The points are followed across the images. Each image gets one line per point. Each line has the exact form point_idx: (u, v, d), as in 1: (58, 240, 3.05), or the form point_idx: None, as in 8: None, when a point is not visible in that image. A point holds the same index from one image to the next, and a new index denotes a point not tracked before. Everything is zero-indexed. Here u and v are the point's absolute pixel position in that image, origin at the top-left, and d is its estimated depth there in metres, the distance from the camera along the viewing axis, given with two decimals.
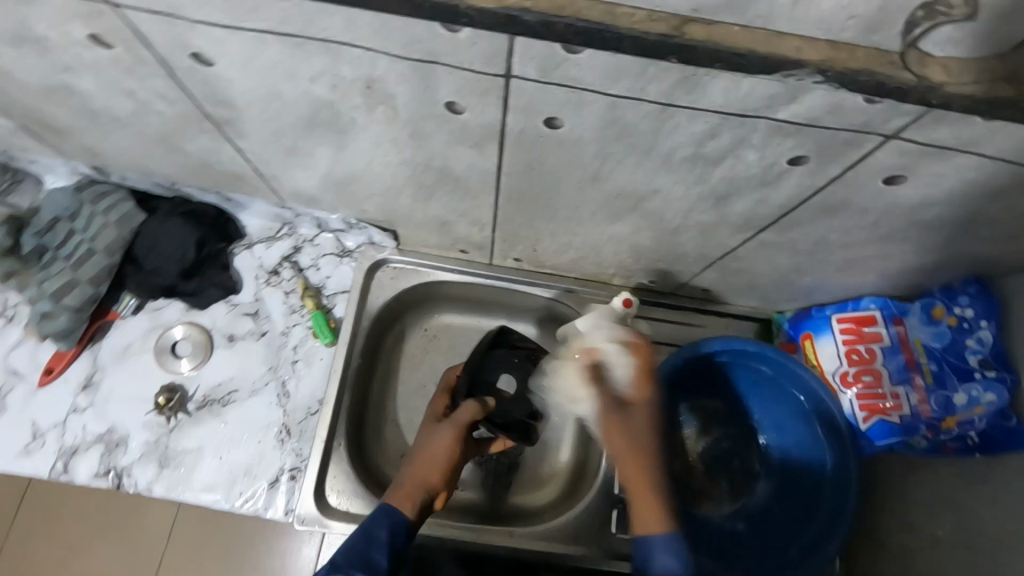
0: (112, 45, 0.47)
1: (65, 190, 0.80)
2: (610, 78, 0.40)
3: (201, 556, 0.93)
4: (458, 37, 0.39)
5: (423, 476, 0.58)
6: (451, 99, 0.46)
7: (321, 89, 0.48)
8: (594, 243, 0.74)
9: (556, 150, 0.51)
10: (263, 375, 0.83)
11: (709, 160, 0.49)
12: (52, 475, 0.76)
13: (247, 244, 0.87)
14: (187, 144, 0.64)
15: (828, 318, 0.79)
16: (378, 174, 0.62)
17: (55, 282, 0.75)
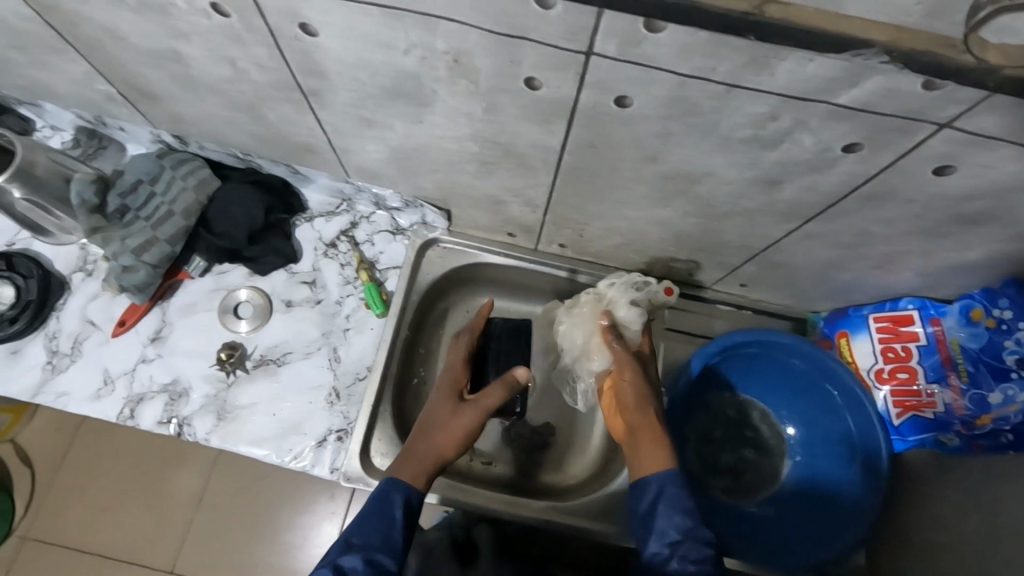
0: (228, 14, 0.52)
1: (148, 156, 0.86)
2: (684, 57, 0.44)
3: (226, 525, 1.28)
4: (549, 13, 0.43)
5: (432, 452, 0.65)
6: (530, 74, 0.50)
7: (410, 61, 0.52)
8: (641, 228, 0.77)
9: (621, 128, 0.54)
10: (316, 340, 0.87)
11: (766, 143, 0.52)
12: (120, 420, 0.82)
13: (308, 217, 0.92)
14: (271, 115, 0.70)
15: (864, 317, 0.82)
16: (446, 148, 0.66)
17: (137, 238, 0.81)
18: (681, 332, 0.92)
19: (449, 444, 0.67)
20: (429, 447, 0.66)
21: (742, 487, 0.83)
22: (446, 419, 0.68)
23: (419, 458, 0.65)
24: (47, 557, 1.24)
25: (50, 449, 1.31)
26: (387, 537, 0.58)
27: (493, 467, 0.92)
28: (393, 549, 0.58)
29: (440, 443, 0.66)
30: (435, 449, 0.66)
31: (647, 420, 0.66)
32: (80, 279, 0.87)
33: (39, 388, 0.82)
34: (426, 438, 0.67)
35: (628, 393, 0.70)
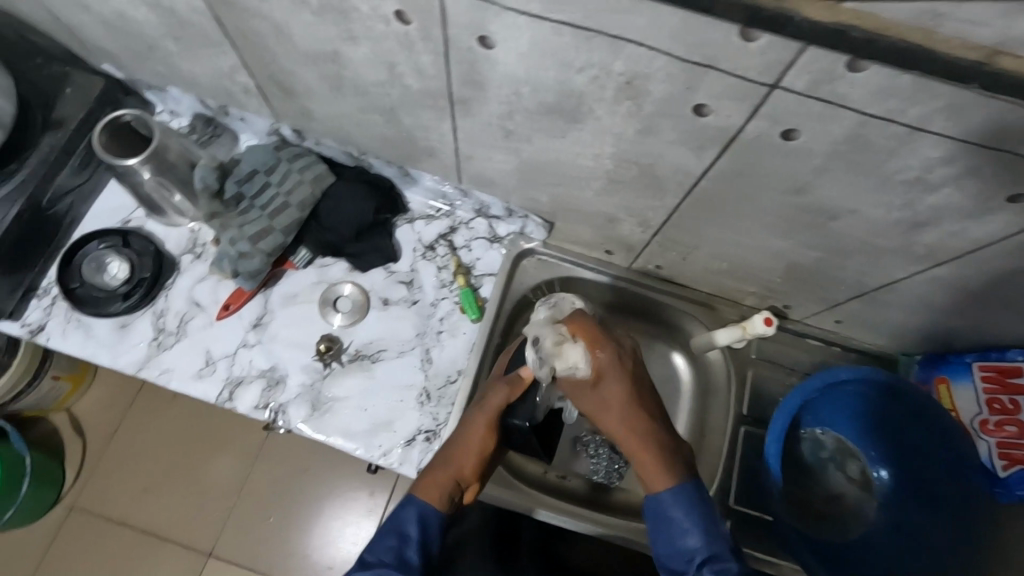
0: (410, 22, 0.54)
1: (265, 148, 0.88)
2: (875, 98, 0.44)
3: (261, 505, 1.35)
4: (749, 45, 0.44)
5: (449, 475, 0.70)
6: (703, 102, 0.51)
7: (580, 80, 0.54)
8: (752, 256, 0.77)
9: (778, 159, 0.55)
10: (411, 340, 0.89)
11: (927, 186, 0.53)
12: (219, 401, 0.84)
13: (409, 218, 0.94)
14: (406, 118, 0.72)
15: (968, 365, 0.80)
16: (580, 163, 0.68)
17: (254, 226, 0.83)
18: (769, 363, 0.92)
19: (467, 462, 0.71)
20: (448, 468, 0.71)
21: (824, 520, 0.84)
22: (469, 434, 0.73)
23: (439, 479, 0.69)
24: (93, 529, 1.32)
25: (101, 425, 1.38)
26: (401, 556, 0.62)
27: (567, 482, 0.94)
28: (404, 564, 0.61)
29: (460, 462, 0.71)
30: (454, 468, 0.70)
31: (646, 434, 0.65)
32: (188, 262, 0.89)
33: (144, 364, 0.84)
34: (442, 461, 0.71)
35: (614, 401, 0.67)
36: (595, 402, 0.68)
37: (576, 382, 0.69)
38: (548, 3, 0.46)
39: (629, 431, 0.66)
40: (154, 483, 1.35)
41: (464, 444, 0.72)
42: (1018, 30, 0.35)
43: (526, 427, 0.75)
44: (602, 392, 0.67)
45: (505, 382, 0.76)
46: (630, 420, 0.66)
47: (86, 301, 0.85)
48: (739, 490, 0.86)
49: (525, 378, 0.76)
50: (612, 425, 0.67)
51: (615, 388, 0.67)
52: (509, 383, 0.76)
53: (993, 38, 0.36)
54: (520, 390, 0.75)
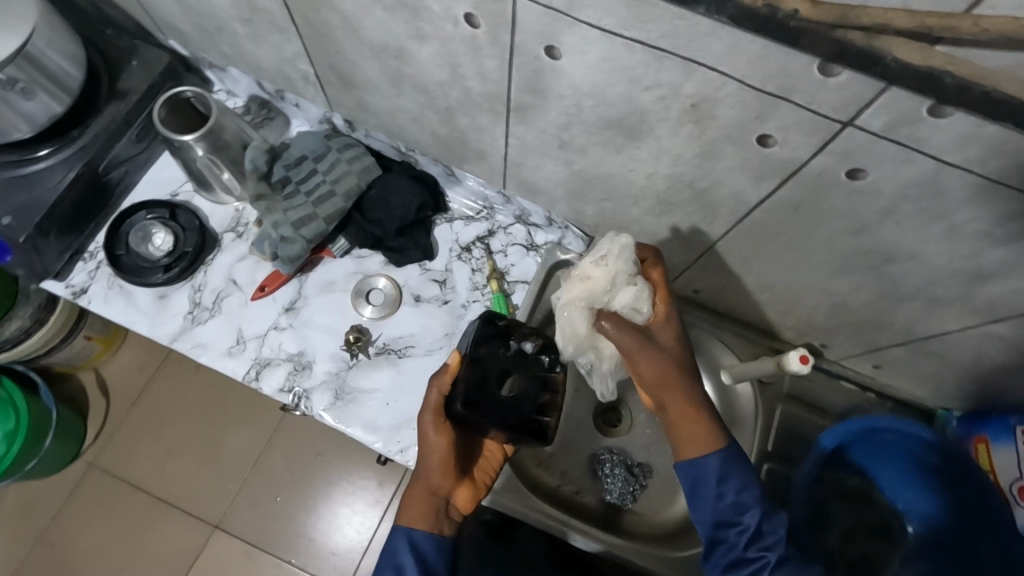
0: (480, 25, 0.53)
1: (316, 135, 0.89)
2: (956, 146, 0.43)
3: (272, 483, 1.36)
4: (828, 80, 0.42)
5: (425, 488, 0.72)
6: (769, 132, 0.50)
7: (646, 98, 0.53)
8: (797, 292, 0.75)
9: (840, 197, 0.54)
10: (439, 339, 0.89)
11: (998, 240, 0.50)
12: (245, 380, 0.85)
13: (448, 218, 0.94)
14: (462, 120, 0.71)
15: (1010, 426, 0.77)
16: (632, 180, 0.67)
17: (297, 213, 0.83)
18: (800, 401, 0.90)
19: (432, 471, 0.72)
20: (422, 482, 0.73)
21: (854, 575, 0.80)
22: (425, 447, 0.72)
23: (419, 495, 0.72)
24: (108, 489, 1.35)
25: (126, 389, 1.41)
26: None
27: (581, 497, 0.93)
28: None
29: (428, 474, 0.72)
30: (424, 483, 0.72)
31: (694, 392, 0.62)
32: (230, 240, 0.91)
33: (178, 336, 0.86)
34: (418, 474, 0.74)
35: (669, 349, 0.63)
36: (654, 349, 0.62)
37: (632, 326, 0.63)
38: (625, 20, 0.45)
39: (678, 384, 0.62)
40: (170, 450, 1.38)
41: (428, 455, 0.72)
42: None
43: (471, 415, 0.69)
44: (660, 339, 0.63)
45: (435, 380, 0.72)
46: (680, 375, 0.62)
47: (129, 269, 0.86)
48: None
49: (452, 366, 0.70)
50: (662, 378, 0.62)
51: (670, 338, 0.64)
52: (437, 375, 0.71)
53: None
54: (448, 382, 0.70)
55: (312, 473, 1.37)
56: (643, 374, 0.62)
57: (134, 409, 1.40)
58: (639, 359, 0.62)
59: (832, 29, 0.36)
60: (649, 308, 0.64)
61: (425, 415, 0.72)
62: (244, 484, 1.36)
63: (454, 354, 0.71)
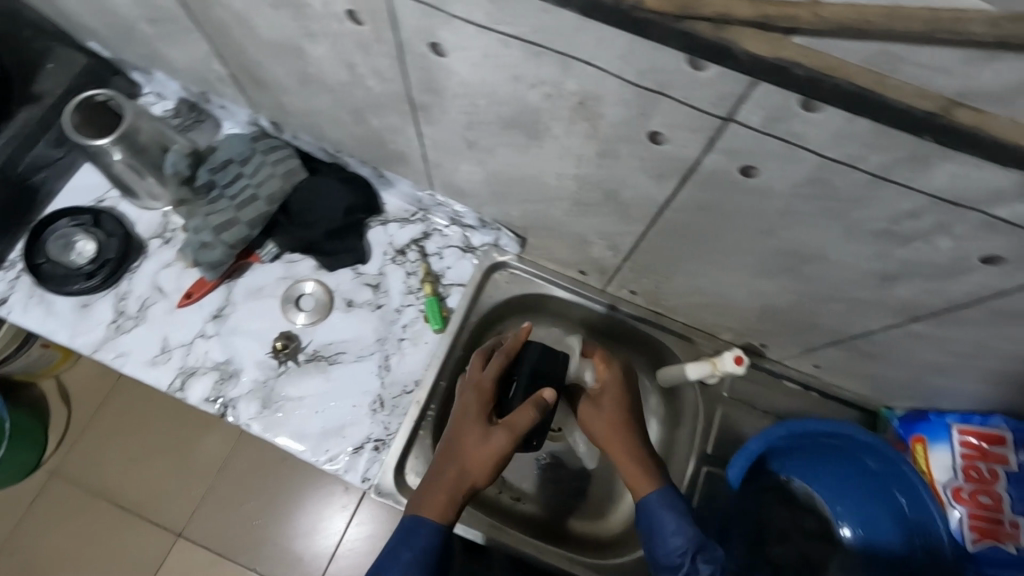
0: (363, 22, 0.52)
1: (243, 138, 0.87)
2: (834, 141, 0.41)
3: (244, 490, 1.27)
4: (698, 74, 0.40)
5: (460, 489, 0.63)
6: (657, 130, 0.48)
7: (535, 96, 0.51)
8: (725, 293, 0.74)
9: (739, 197, 0.52)
10: (371, 345, 0.87)
11: (896, 239, 0.49)
12: (169, 390, 0.83)
13: (383, 220, 0.92)
14: (375, 120, 0.69)
15: (947, 426, 0.75)
16: (546, 180, 0.65)
17: (219, 217, 0.82)
18: (744, 403, 0.88)
19: (481, 474, 0.63)
20: (460, 482, 0.63)
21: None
22: (487, 455, 0.63)
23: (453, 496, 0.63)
24: (69, 497, 1.27)
25: (92, 393, 1.34)
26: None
27: (521, 504, 0.91)
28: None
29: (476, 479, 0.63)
30: (467, 484, 0.63)
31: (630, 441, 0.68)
32: (156, 246, 0.88)
33: (101, 345, 0.83)
34: (453, 472, 0.64)
35: (612, 413, 0.72)
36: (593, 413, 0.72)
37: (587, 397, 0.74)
38: (494, 15, 0.43)
39: (623, 442, 0.68)
40: (137, 454, 1.29)
41: (479, 460, 0.63)
42: (980, 78, 0.32)
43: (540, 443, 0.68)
44: (605, 405, 0.72)
45: (530, 401, 0.65)
46: (615, 430, 0.70)
47: (49, 278, 0.84)
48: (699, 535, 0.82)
49: (553, 399, 0.65)
50: (610, 434, 0.70)
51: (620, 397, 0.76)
52: (536, 402, 0.64)
53: (954, 86, 0.33)
54: (541, 410, 0.64)
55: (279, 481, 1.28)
56: (594, 433, 0.72)
57: (98, 412, 1.32)
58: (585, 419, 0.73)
59: (677, 21, 0.34)
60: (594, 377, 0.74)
61: (498, 430, 0.64)
62: (213, 489, 1.28)
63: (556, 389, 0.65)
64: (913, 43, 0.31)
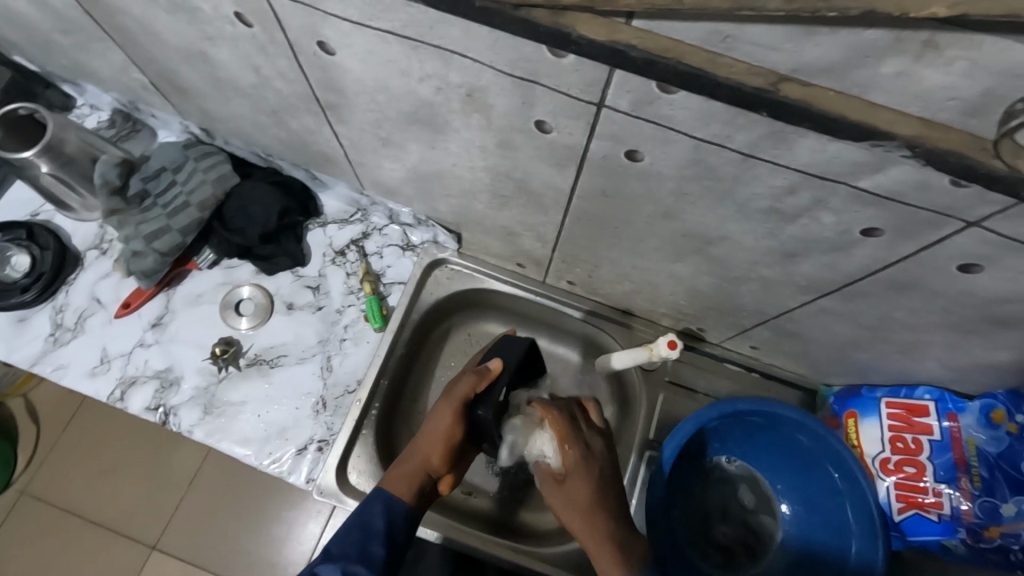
0: (253, 24, 0.52)
1: (176, 145, 0.88)
2: (699, 121, 0.42)
3: (215, 501, 1.27)
4: (561, 62, 0.41)
5: (418, 467, 0.66)
6: (542, 118, 0.49)
7: (426, 90, 0.52)
8: (651, 279, 0.75)
9: (634, 181, 0.53)
10: (313, 346, 0.87)
11: (785, 216, 0.50)
12: (109, 401, 0.82)
13: (322, 222, 0.92)
14: (293, 121, 0.70)
15: (876, 400, 0.76)
16: (461, 173, 0.66)
17: (152, 225, 0.82)
18: (685, 387, 0.89)
19: (434, 452, 0.66)
20: (416, 460, 0.66)
21: (734, 559, 0.80)
22: (433, 425, 0.67)
23: (406, 470, 0.65)
24: (39, 514, 1.26)
25: (61, 409, 1.33)
26: (364, 549, 0.58)
27: (474, 498, 0.91)
28: (367, 560, 0.58)
29: (426, 450, 0.66)
30: (419, 459, 0.66)
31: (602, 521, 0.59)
32: (94, 257, 0.89)
33: (39, 359, 0.83)
34: (411, 451, 0.67)
35: (577, 498, 0.61)
36: (560, 498, 0.62)
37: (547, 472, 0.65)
38: (366, 11, 0.44)
39: (587, 521, 0.59)
40: (108, 465, 1.28)
41: (432, 435, 0.67)
42: (804, 54, 0.33)
43: (492, 420, 0.66)
44: (568, 487, 0.62)
45: (479, 373, 0.69)
46: (586, 518, 0.59)
47: None
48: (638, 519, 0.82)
49: (495, 368, 0.69)
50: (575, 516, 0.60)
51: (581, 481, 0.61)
52: (478, 374, 0.68)
53: (784, 62, 0.34)
54: (485, 383, 0.67)
55: (250, 490, 1.28)
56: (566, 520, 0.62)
57: (68, 425, 1.32)
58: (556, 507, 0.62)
59: (515, 9, 0.35)
60: (556, 453, 0.65)
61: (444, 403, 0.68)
62: (183, 498, 1.27)
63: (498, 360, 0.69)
64: (737, 22, 0.32)
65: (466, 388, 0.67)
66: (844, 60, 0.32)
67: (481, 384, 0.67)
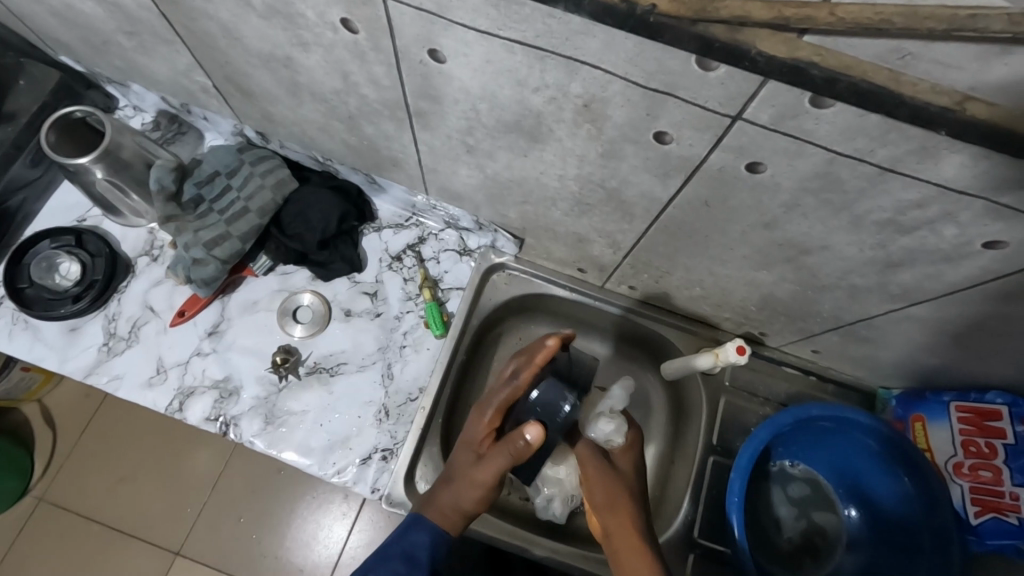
0: (358, 31, 0.50)
1: (229, 149, 0.85)
2: (843, 135, 0.41)
3: (241, 506, 1.24)
4: (708, 75, 0.40)
5: (458, 510, 0.63)
6: (663, 129, 0.48)
7: (538, 100, 0.50)
8: (726, 286, 0.74)
9: (745, 192, 0.52)
10: (372, 353, 0.86)
11: (901, 228, 0.50)
12: (167, 412, 0.80)
13: (377, 227, 0.91)
14: (369, 128, 0.68)
15: (945, 404, 0.77)
16: (547, 183, 0.65)
17: (209, 233, 0.80)
18: (745, 391, 0.88)
19: (472, 504, 0.63)
20: (452, 504, 0.63)
21: (816, 552, 0.81)
22: (471, 480, 0.62)
23: (445, 511, 0.63)
24: (64, 523, 1.23)
25: (80, 414, 1.29)
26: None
27: (532, 504, 0.86)
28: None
29: (460, 498, 0.63)
30: (460, 505, 0.63)
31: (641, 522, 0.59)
32: (145, 264, 0.87)
33: (94, 369, 0.81)
34: (450, 493, 0.63)
35: (625, 476, 0.62)
36: (603, 476, 0.62)
37: (594, 450, 0.64)
38: (497, 20, 0.43)
39: (628, 511, 0.59)
40: (133, 471, 1.25)
41: (467, 492, 0.62)
42: (988, 73, 0.32)
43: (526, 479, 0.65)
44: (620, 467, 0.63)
45: (514, 449, 0.60)
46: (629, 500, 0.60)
47: (34, 302, 0.82)
48: (704, 522, 0.82)
49: (534, 445, 0.59)
50: (611, 503, 0.60)
51: (629, 463, 0.64)
52: (514, 451, 0.60)
53: (964, 81, 0.33)
54: (524, 457, 0.60)
55: (275, 494, 1.25)
56: (595, 497, 0.61)
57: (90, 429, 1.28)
58: (589, 474, 0.63)
59: (693, 24, 0.34)
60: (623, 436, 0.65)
61: (484, 466, 0.62)
62: (209, 502, 1.24)
63: (538, 435, 0.58)
64: (927, 40, 0.31)
65: (501, 462, 0.61)
66: None
67: (520, 457, 0.60)
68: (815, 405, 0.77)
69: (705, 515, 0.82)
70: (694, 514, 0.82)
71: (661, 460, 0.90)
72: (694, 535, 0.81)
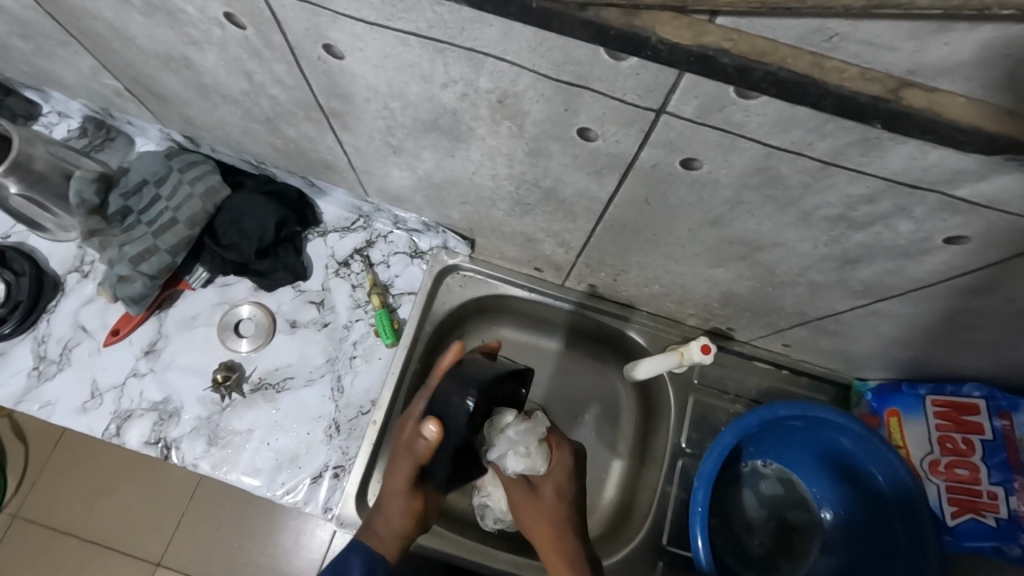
0: (245, 26, 0.45)
1: (156, 155, 0.80)
2: (776, 128, 0.36)
3: (218, 513, 1.19)
4: (619, 65, 0.35)
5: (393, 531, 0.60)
6: (586, 125, 0.43)
7: (449, 97, 0.45)
8: (685, 283, 0.70)
9: (684, 190, 0.48)
10: (320, 366, 0.81)
11: (854, 224, 0.45)
12: (104, 437, 0.76)
13: (321, 231, 0.86)
14: (290, 130, 0.63)
15: (919, 397, 0.73)
16: (481, 183, 0.60)
17: (137, 246, 0.76)
18: (714, 389, 0.84)
19: (403, 521, 0.60)
20: (387, 527, 0.60)
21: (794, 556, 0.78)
22: (394, 493, 0.60)
23: (380, 536, 0.60)
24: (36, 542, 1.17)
25: (46, 428, 1.23)
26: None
27: None
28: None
29: (391, 517, 0.60)
30: (392, 527, 0.60)
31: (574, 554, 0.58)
32: (75, 281, 0.82)
33: (24, 396, 0.77)
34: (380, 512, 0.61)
35: (548, 505, 0.60)
36: (528, 511, 0.60)
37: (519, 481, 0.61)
38: (383, 10, 0.37)
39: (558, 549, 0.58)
40: (106, 484, 1.19)
41: (393, 505, 0.60)
42: (927, 54, 0.27)
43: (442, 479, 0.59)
44: (543, 493, 0.60)
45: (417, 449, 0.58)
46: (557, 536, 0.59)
47: None
48: (673, 529, 0.78)
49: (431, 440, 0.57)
50: (542, 538, 0.59)
51: (552, 488, 0.61)
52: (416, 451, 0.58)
53: (901, 64, 0.28)
54: (426, 457, 0.58)
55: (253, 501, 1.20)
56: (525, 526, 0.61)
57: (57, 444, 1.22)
58: (518, 507, 0.61)
59: (582, 9, 0.30)
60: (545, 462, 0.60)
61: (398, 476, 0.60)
62: (186, 512, 1.18)
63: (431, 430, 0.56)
64: (852, 18, 0.26)
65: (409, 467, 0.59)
66: (977, 59, 0.27)
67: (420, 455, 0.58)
68: (781, 403, 0.73)
69: (674, 521, 0.78)
70: (666, 520, 0.78)
71: (631, 461, 0.86)
72: (665, 542, 0.77)
